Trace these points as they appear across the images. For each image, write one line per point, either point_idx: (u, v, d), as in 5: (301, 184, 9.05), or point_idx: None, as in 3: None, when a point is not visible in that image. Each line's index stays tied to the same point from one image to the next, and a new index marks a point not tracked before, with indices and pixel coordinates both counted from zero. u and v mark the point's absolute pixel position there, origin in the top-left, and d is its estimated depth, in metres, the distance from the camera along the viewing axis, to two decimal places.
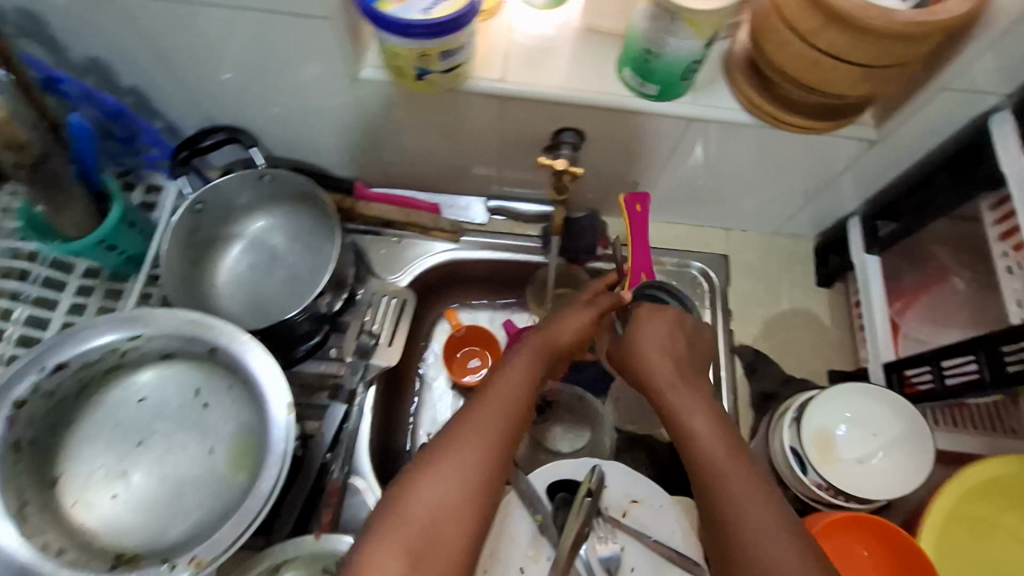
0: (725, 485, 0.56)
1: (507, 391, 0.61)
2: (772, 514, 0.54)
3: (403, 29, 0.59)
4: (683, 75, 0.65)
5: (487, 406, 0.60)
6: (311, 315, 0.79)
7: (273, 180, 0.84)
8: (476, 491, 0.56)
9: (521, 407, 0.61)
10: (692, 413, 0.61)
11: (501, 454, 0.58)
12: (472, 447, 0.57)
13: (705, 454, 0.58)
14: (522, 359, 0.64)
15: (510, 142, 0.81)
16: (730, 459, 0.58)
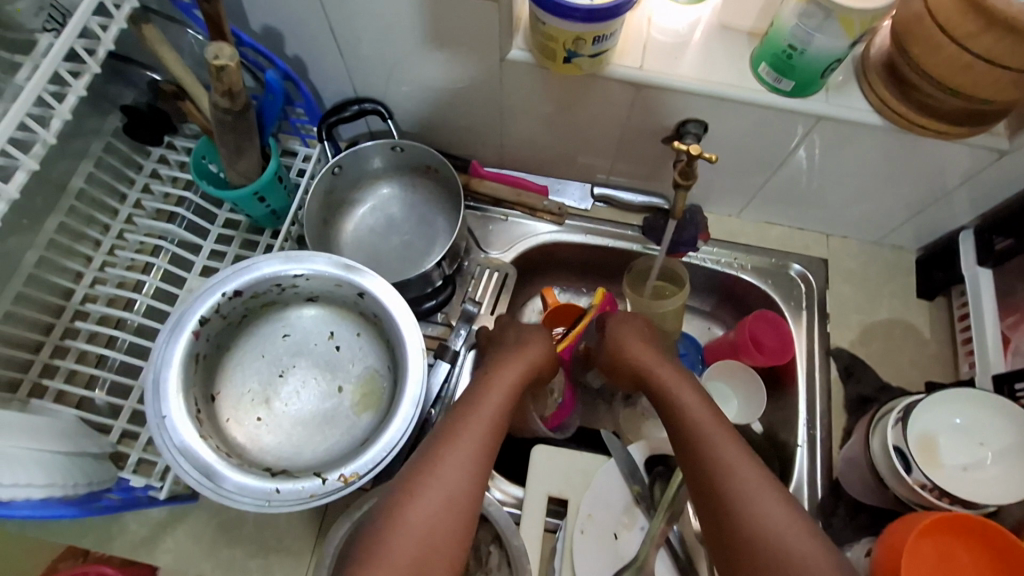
0: (739, 494, 0.57)
1: (478, 409, 0.65)
2: (791, 518, 0.55)
3: (566, 13, 0.63)
4: (823, 73, 0.68)
5: (473, 417, 0.64)
6: (426, 279, 0.85)
7: (404, 151, 0.91)
8: (477, 486, 0.59)
9: (495, 416, 0.65)
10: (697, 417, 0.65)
11: (489, 460, 0.61)
12: (473, 448, 0.60)
13: (709, 461, 0.60)
14: (496, 378, 0.70)
15: (630, 131, 0.85)
16: (740, 469, 0.59)
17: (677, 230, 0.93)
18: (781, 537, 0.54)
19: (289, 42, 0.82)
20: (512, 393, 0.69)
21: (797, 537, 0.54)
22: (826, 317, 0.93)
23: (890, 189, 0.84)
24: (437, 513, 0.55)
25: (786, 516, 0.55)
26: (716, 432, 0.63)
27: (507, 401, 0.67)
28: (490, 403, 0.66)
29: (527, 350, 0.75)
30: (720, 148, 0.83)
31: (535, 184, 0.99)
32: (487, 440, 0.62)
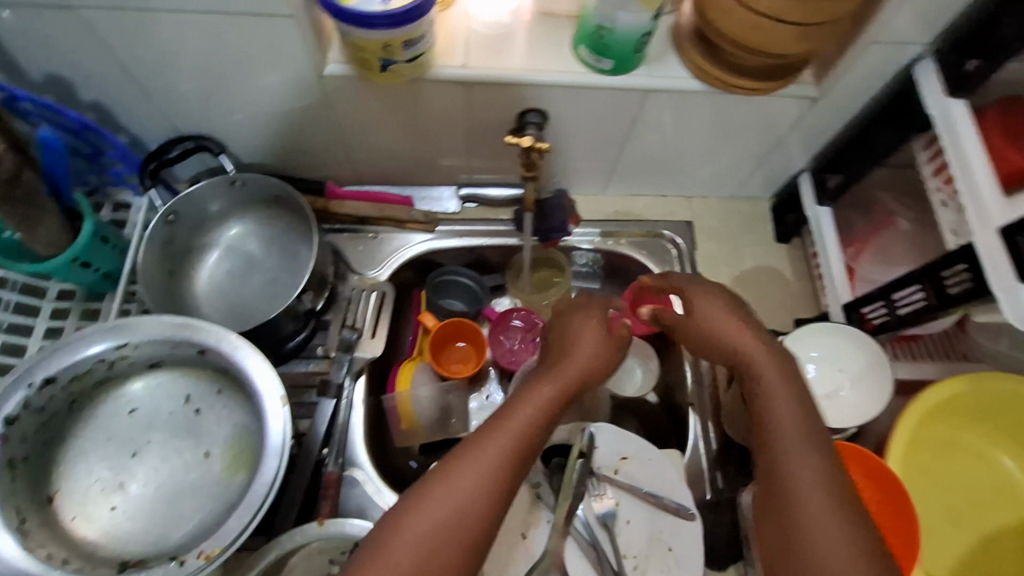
0: (801, 497, 0.50)
1: (512, 420, 0.54)
2: (847, 536, 0.48)
3: (366, 21, 0.61)
4: (636, 49, 0.68)
5: (501, 430, 0.54)
6: (293, 316, 0.80)
7: (245, 186, 0.85)
8: (484, 513, 0.50)
9: (534, 428, 0.55)
10: (779, 413, 0.55)
11: (506, 490, 0.51)
12: (492, 464, 0.52)
13: (784, 475, 0.52)
14: (529, 393, 0.57)
15: (475, 128, 0.83)
16: (818, 484, 0.51)
17: (545, 218, 0.94)
18: (830, 552, 0.47)
19: (83, 87, 0.74)
20: (540, 412, 0.56)
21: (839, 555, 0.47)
22: (699, 277, 0.96)
23: (732, 147, 0.88)
24: (433, 535, 0.49)
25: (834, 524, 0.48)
26: (783, 409, 0.55)
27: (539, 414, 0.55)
28: (521, 418, 0.55)
29: (572, 357, 0.59)
30: (566, 132, 0.84)
31: (395, 195, 0.95)
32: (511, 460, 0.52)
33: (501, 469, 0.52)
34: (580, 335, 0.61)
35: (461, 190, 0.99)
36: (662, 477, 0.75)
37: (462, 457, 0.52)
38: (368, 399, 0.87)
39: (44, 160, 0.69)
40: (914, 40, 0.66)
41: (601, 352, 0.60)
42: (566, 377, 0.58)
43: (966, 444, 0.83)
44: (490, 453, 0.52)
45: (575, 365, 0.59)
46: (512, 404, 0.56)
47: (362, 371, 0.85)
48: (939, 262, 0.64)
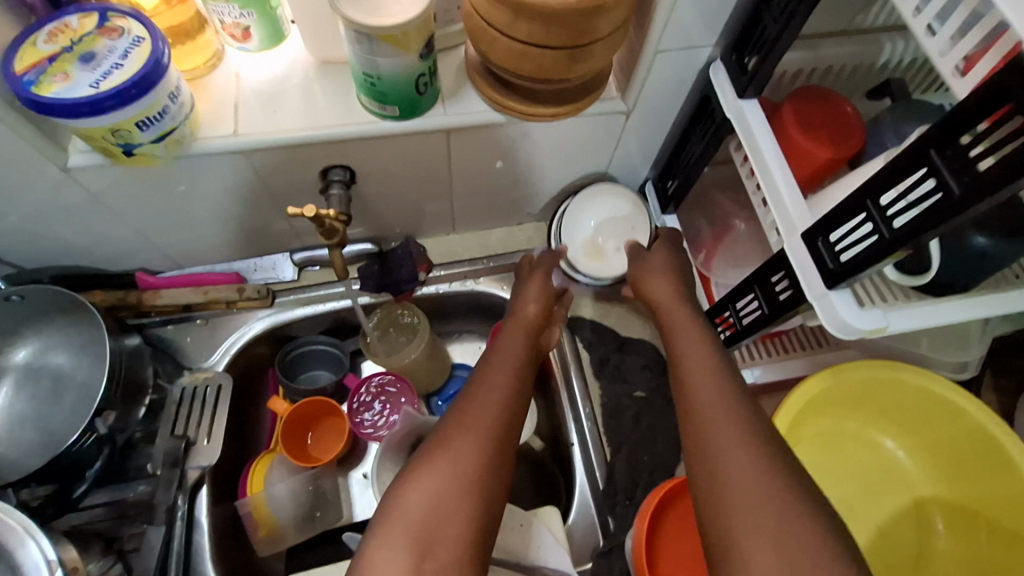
0: (708, 415, 0.54)
1: (479, 387, 0.60)
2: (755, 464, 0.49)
3: (74, 110, 0.52)
4: (417, 89, 0.63)
5: (477, 395, 0.59)
6: (86, 442, 0.68)
7: (24, 299, 0.74)
8: (480, 472, 0.53)
9: (504, 385, 0.61)
10: (696, 361, 0.60)
11: (489, 453, 0.55)
12: (472, 437, 0.55)
13: (698, 401, 0.56)
14: (493, 363, 0.64)
15: (281, 194, 0.75)
16: (727, 398, 0.55)
17: (392, 271, 0.87)
18: (721, 444, 0.52)
19: None
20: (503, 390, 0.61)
21: (752, 467, 0.50)
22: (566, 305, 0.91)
23: (567, 168, 0.83)
24: (437, 496, 0.51)
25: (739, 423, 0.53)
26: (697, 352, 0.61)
27: (506, 387, 0.61)
28: (486, 390, 0.60)
29: (517, 322, 0.72)
30: (382, 181, 0.77)
31: (216, 275, 0.85)
32: (493, 415, 0.57)
33: (483, 439, 0.55)
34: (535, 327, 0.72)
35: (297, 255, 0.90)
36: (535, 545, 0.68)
37: (446, 428, 0.56)
38: (213, 511, 0.77)
39: None
40: (700, 43, 0.64)
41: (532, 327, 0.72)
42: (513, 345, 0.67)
43: (852, 431, 0.81)
44: (472, 425, 0.56)
45: (513, 336, 0.69)
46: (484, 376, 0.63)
47: (201, 481, 0.77)
48: (765, 271, 0.61)
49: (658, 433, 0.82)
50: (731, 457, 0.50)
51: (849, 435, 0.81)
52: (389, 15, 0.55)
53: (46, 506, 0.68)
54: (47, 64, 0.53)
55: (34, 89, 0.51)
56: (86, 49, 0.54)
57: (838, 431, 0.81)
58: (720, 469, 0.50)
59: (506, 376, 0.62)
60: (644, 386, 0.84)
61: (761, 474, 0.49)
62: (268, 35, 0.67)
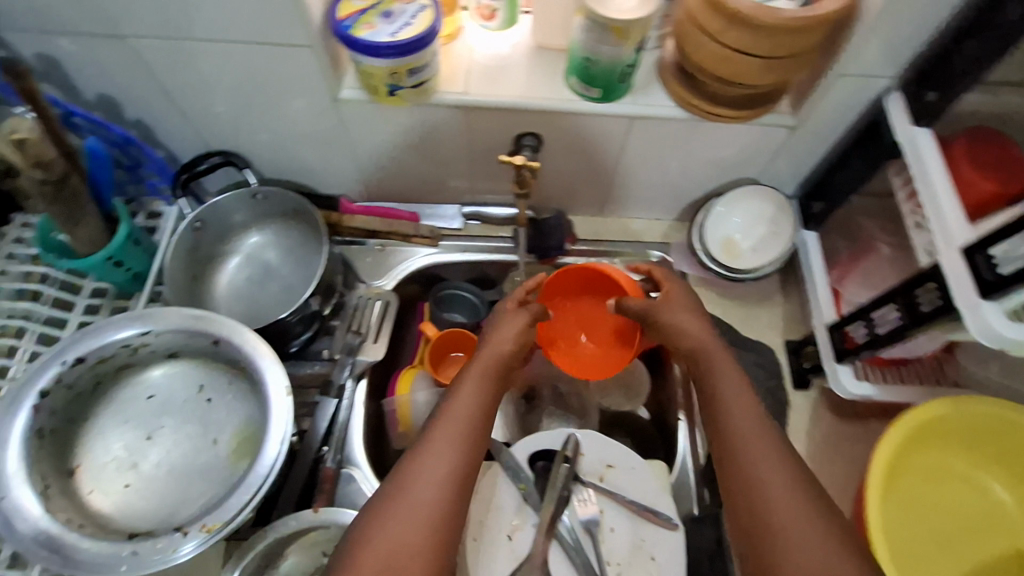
0: (741, 448, 0.60)
1: (449, 418, 0.66)
2: (790, 492, 0.55)
3: (374, 51, 0.67)
4: (621, 78, 0.74)
5: (449, 424, 0.65)
6: (299, 317, 0.85)
7: (266, 198, 0.93)
8: (452, 489, 0.61)
9: (474, 417, 0.66)
10: (725, 385, 0.65)
11: (463, 473, 0.62)
12: (440, 452, 0.63)
13: (735, 435, 0.60)
14: (466, 390, 0.69)
15: (477, 152, 0.89)
16: (750, 403, 0.63)
17: (543, 238, 0.99)
18: (768, 477, 0.57)
19: (127, 107, 0.83)
20: (459, 420, 0.66)
21: (773, 475, 0.57)
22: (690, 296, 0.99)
23: (721, 171, 0.92)
24: (401, 534, 0.57)
25: (776, 469, 0.57)
26: (725, 384, 0.65)
27: (471, 408, 0.67)
28: (456, 413, 0.66)
29: (488, 348, 0.74)
30: (560, 154, 0.89)
31: (400, 211, 1.01)
32: (458, 443, 0.64)
33: (461, 461, 0.63)
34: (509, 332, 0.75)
35: (464, 208, 1.04)
36: (644, 486, 0.77)
37: (422, 445, 0.64)
38: (367, 403, 0.92)
39: (90, 167, 0.77)
40: (882, 73, 0.71)
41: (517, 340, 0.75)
42: (490, 368, 0.71)
43: (959, 470, 0.83)
44: (448, 446, 0.63)
45: (487, 359, 0.72)
46: (446, 411, 0.67)
47: (363, 374, 0.91)
48: (910, 283, 0.67)
49: None
50: (762, 470, 0.57)
51: (955, 472, 0.83)
52: (623, 12, 0.67)
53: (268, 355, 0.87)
54: (357, 15, 0.69)
55: (349, 30, 0.67)
56: (385, 8, 0.70)
57: (944, 466, 0.83)
58: (754, 482, 0.57)
59: (473, 396, 0.68)
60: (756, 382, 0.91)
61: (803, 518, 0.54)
62: (507, 18, 0.81)
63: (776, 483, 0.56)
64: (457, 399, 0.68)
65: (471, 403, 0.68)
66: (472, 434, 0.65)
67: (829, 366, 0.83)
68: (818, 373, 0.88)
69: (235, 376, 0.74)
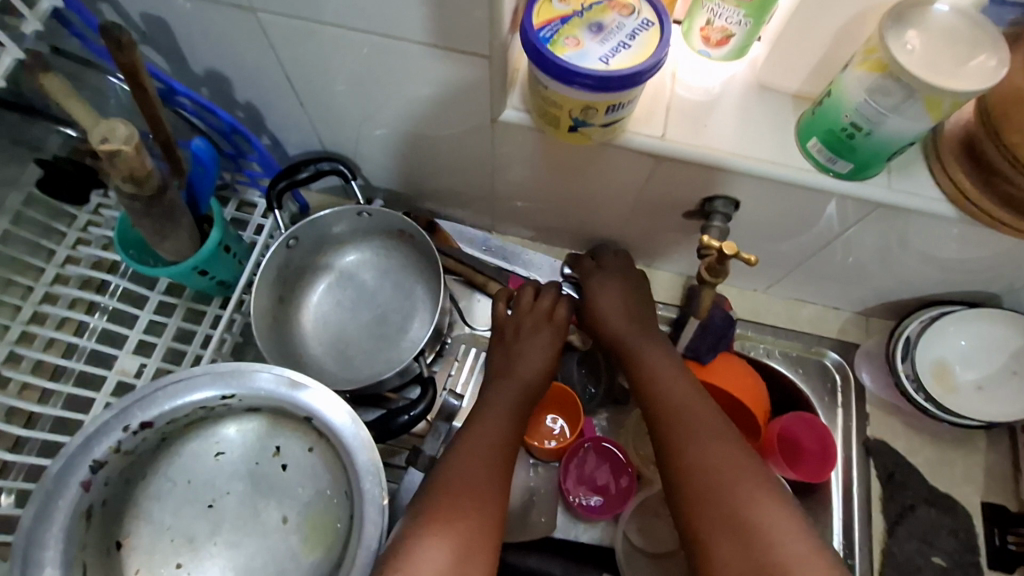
0: (678, 415, 0.61)
1: (471, 450, 0.59)
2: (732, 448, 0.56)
3: (575, 79, 0.49)
4: (891, 155, 0.54)
5: (476, 439, 0.61)
6: (403, 374, 0.72)
7: (371, 218, 0.78)
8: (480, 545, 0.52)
9: (507, 432, 0.63)
10: (654, 356, 0.68)
11: (482, 528, 0.53)
12: (456, 512, 0.53)
13: (670, 402, 0.62)
14: (490, 412, 0.65)
15: (644, 205, 0.71)
16: (682, 377, 0.65)
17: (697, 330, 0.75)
18: (704, 449, 0.57)
19: (239, 86, 0.68)
20: (480, 461, 0.58)
21: (708, 422, 0.59)
22: (866, 418, 0.79)
23: (956, 278, 0.70)
24: None
25: (717, 437, 0.58)
26: (649, 350, 0.69)
27: (494, 454, 0.60)
28: (468, 461, 0.58)
29: (521, 368, 0.70)
30: (749, 223, 0.69)
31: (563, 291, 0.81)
32: (470, 502, 0.54)
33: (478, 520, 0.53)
34: (532, 351, 0.72)
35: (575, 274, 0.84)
36: None
37: (430, 508, 0.53)
38: None
39: (193, 168, 0.64)
40: None
41: (543, 364, 0.72)
42: (519, 394, 0.68)
43: None
44: (465, 507, 0.53)
45: (516, 382, 0.69)
46: (456, 461, 0.58)
47: None
48: None
49: None
50: (702, 436, 0.58)
51: None
52: (947, 77, 0.46)
53: (369, 427, 0.66)
54: (558, 23, 0.51)
55: (548, 45, 0.50)
56: (595, 18, 0.52)
57: None
58: (699, 444, 0.57)
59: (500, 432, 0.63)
60: (944, 553, 0.71)
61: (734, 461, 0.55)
62: (739, 47, 0.61)
63: (717, 438, 0.57)
64: (469, 439, 0.61)
65: (490, 442, 0.61)
66: (491, 482, 0.57)
67: None
68: None
69: (298, 440, 0.60)
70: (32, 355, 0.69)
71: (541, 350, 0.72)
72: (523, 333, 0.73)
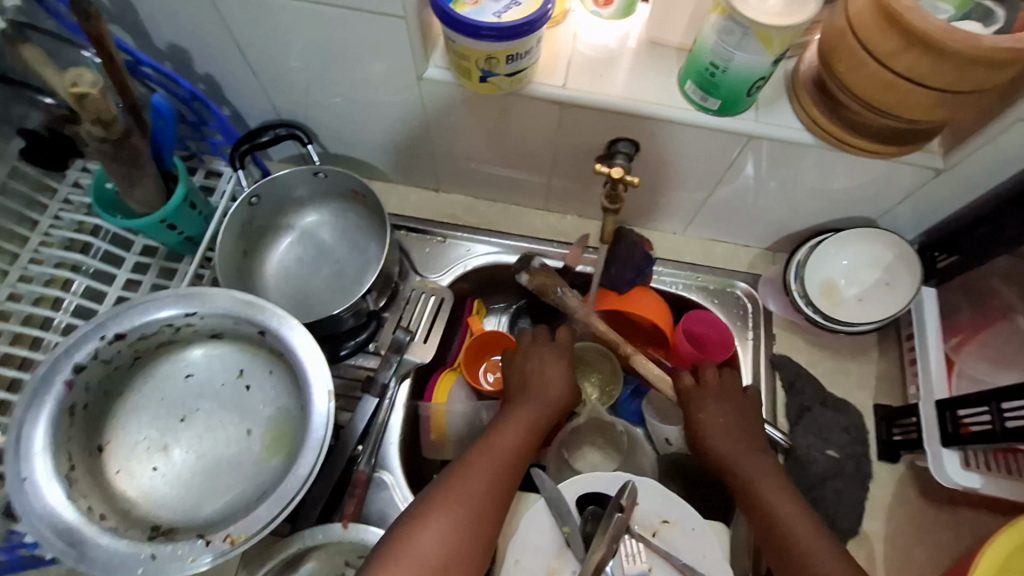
0: (763, 485, 0.66)
1: (492, 449, 0.68)
2: (808, 521, 0.62)
3: (474, 31, 0.59)
4: (749, 91, 0.64)
5: (495, 447, 0.68)
6: (357, 313, 0.80)
7: (328, 178, 0.86)
8: (474, 536, 0.60)
9: (521, 440, 0.70)
10: (707, 409, 0.74)
11: (482, 521, 0.61)
12: (459, 503, 0.61)
13: (739, 463, 0.68)
14: (510, 422, 0.72)
15: (563, 153, 0.81)
16: (744, 437, 0.71)
17: (616, 265, 0.87)
18: (778, 513, 0.63)
19: (199, 60, 0.77)
20: (496, 464, 0.66)
21: (784, 497, 0.64)
22: (773, 338, 0.89)
23: (834, 206, 0.80)
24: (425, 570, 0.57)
25: (775, 491, 0.65)
26: (705, 405, 0.74)
27: (508, 459, 0.67)
28: (487, 463, 0.66)
29: (543, 390, 0.76)
30: (655, 167, 0.79)
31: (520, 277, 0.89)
32: (479, 499, 0.62)
33: (478, 513, 0.61)
34: (551, 371, 0.78)
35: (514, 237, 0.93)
36: (703, 551, 0.68)
37: (442, 495, 0.62)
38: (410, 404, 0.85)
39: (154, 125, 0.72)
40: None
41: (562, 385, 0.77)
42: (539, 409, 0.74)
43: None
44: (465, 501, 0.61)
45: (534, 402, 0.74)
46: (474, 460, 0.66)
47: (408, 374, 0.84)
48: None
49: (838, 497, 0.79)
50: (773, 499, 0.64)
51: None
52: (778, 17, 0.56)
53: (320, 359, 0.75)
54: None
55: (450, 4, 0.59)
56: None
57: None
58: (771, 509, 0.63)
59: (522, 441, 0.70)
60: (837, 447, 0.81)
61: (807, 525, 0.61)
62: (625, 6, 0.72)
63: (779, 499, 0.64)
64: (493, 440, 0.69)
65: (513, 448, 0.68)
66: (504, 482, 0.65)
67: (932, 449, 0.73)
68: (912, 448, 0.78)
69: (258, 361, 0.68)
70: (20, 309, 0.77)
71: (558, 369, 0.78)
72: (531, 354, 0.80)
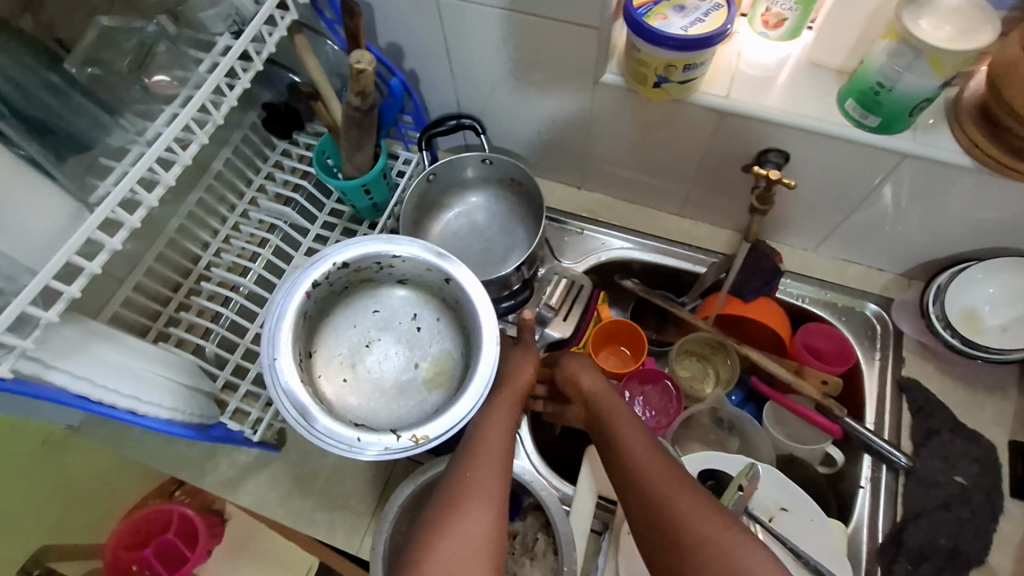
0: (658, 478, 0.61)
1: (484, 444, 0.67)
2: (716, 511, 0.56)
3: (659, 41, 0.68)
4: (912, 111, 0.69)
5: (484, 443, 0.67)
6: (505, 284, 0.90)
7: (493, 165, 0.99)
8: (495, 520, 0.58)
9: (504, 433, 0.69)
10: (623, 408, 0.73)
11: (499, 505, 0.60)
12: (478, 495, 0.60)
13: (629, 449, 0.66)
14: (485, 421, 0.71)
15: (710, 160, 0.88)
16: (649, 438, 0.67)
17: (748, 274, 0.92)
18: (698, 514, 0.55)
19: (409, 58, 0.93)
20: (494, 458, 0.65)
21: (696, 496, 0.58)
22: (901, 361, 0.90)
23: (984, 236, 0.81)
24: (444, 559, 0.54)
25: (682, 490, 0.58)
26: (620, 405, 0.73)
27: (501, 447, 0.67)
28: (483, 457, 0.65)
29: (513, 386, 0.77)
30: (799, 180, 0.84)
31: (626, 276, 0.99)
32: (488, 489, 0.61)
33: (492, 501, 0.60)
34: (517, 369, 0.80)
35: (645, 235, 1.02)
36: (820, 541, 0.72)
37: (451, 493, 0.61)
38: None
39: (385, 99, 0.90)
40: None
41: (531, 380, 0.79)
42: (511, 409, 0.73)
43: None
44: (480, 494, 0.60)
45: (510, 400, 0.75)
46: (471, 454, 0.66)
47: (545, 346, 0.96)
48: None
49: (962, 524, 0.78)
50: (690, 501, 0.57)
51: None
52: (949, 41, 0.62)
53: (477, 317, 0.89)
54: (652, 5, 0.71)
55: (642, 18, 0.69)
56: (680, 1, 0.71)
57: None
58: (681, 508, 0.56)
59: (503, 432, 0.69)
60: (965, 475, 0.81)
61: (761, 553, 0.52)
62: (794, 28, 0.79)
63: (704, 509, 0.56)
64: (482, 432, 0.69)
65: (497, 438, 0.68)
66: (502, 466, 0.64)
67: None
68: None
69: (432, 307, 0.81)
70: (237, 245, 0.94)
71: (525, 368, 0.80)
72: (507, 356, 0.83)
